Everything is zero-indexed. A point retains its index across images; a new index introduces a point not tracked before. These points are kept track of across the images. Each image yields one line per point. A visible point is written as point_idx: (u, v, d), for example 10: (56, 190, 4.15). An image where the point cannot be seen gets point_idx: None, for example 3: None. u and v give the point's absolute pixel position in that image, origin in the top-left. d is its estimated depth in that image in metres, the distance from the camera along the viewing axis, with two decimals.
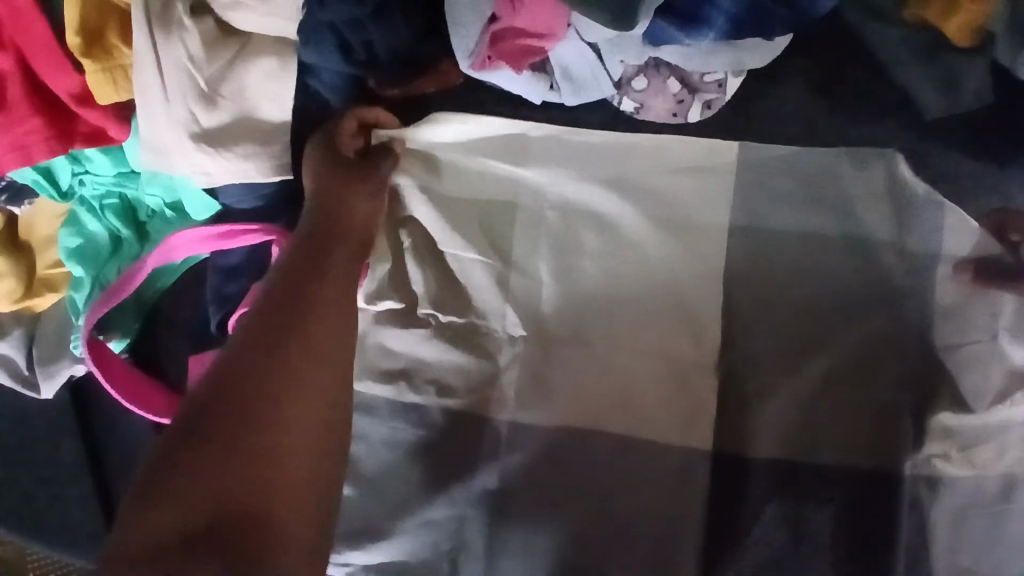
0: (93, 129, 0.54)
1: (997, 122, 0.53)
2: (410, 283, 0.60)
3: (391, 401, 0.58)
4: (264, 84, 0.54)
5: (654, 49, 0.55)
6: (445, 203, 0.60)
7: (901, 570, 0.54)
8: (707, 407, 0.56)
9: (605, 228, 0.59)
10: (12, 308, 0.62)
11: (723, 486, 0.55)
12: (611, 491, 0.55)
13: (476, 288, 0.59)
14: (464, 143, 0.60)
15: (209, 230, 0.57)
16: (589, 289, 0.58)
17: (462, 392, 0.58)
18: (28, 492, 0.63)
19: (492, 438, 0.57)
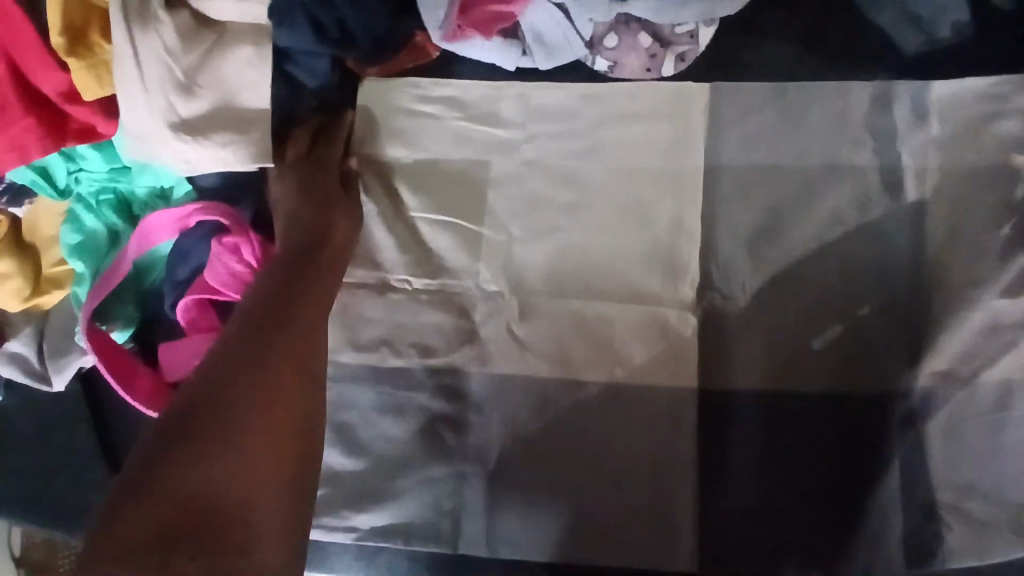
0: (84, 125, 0.56)
1: (952, 57, 0.57)
2: (381, 251, 0.62)
3: (378, 368, 0.60)
4: (241, 73, 0.56)
5: (622, 6, 0.58)
6: (413, 170, 0.63)
7: (911, 504, 0.52)
8: (695, 355, 0.56)
9: (577, 181, 0.60)
10: (21, 307, 0.65)
11: (717, 428, 0.55)
12: (606, 439, 0.56)
13: (446, 251, 0.61)
14: (438, 109, 0.63)
15: (178, 211, 0.59)
16: (569, 245, 0.59)
17: (454, 355, 0.59)
18: (49, 480, 0.65)
19: (488, 396, 0.58)
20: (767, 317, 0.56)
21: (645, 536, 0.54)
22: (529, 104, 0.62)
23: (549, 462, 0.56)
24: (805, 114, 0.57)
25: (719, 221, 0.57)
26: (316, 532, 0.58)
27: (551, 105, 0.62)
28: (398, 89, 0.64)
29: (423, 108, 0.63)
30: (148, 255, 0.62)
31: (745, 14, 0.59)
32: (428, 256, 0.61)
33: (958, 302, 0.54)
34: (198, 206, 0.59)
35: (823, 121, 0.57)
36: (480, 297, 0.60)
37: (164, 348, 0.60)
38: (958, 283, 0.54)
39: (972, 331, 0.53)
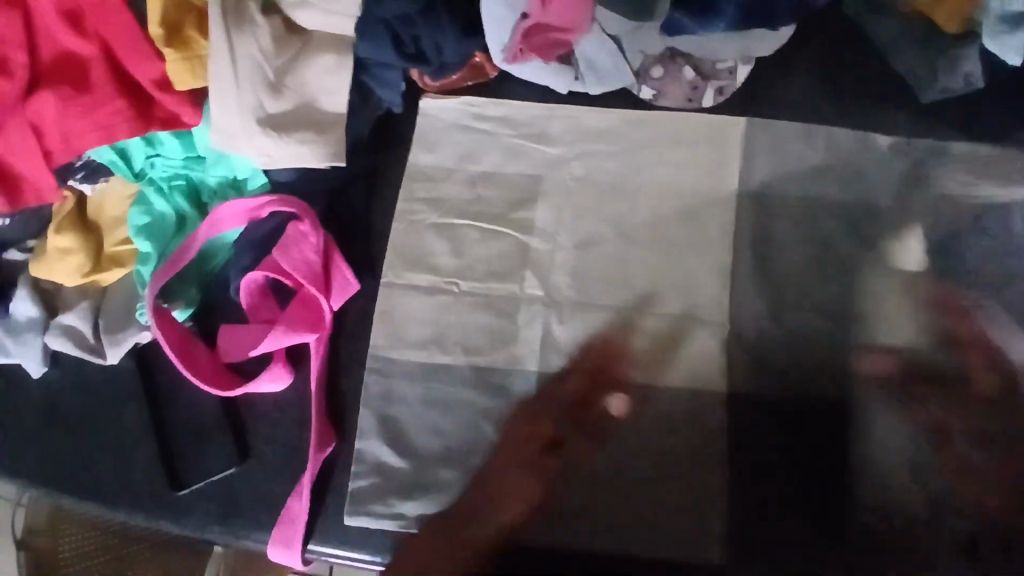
0: (168, 115, 0.59)
1: (958, 107, 0.65)
2: (434, 256, 0.67)
3: (424, 363, 0.64)
4: (322, 78, 0.61)
5: (670, 38, 0.64)
6: (453, 201, 0.69)
7: (934, 518, 0.56)
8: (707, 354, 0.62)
9: (622, 198, 0.66)
10: (80, 282, 0.67)
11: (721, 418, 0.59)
12: (644, 437, 0.60)
13: (499, 257, 0.66)
14: (493, 126, 0.70)
15: (248, 202, 0.63)
16: (612, 255, 0.65)
17: (500, 353, 0.63)
18: (93, 453, 0.67)
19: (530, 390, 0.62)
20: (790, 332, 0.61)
21: (676, 533, 0.57)
22: (577, 126, 0.68)
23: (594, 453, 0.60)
24: (827, 152, 0.65)
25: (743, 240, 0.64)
26: (364, 519, 0.61)
27: (599, 127, 0.68)
28: (454, 106, 0.70)
29: (475, 125, 0.70)
30: (213, 242, 0.66)
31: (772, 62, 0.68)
32: (474, 260, 0.66)
33: (966, 325, 0.60)
34: (273, 199, 0.64)
35: (842, 157, 0.64)
36: (523, 299, 0.65)
37: (225, 330, 0.65)
38: (966, 308, 0.60)
39: (977, 353, 0.59)
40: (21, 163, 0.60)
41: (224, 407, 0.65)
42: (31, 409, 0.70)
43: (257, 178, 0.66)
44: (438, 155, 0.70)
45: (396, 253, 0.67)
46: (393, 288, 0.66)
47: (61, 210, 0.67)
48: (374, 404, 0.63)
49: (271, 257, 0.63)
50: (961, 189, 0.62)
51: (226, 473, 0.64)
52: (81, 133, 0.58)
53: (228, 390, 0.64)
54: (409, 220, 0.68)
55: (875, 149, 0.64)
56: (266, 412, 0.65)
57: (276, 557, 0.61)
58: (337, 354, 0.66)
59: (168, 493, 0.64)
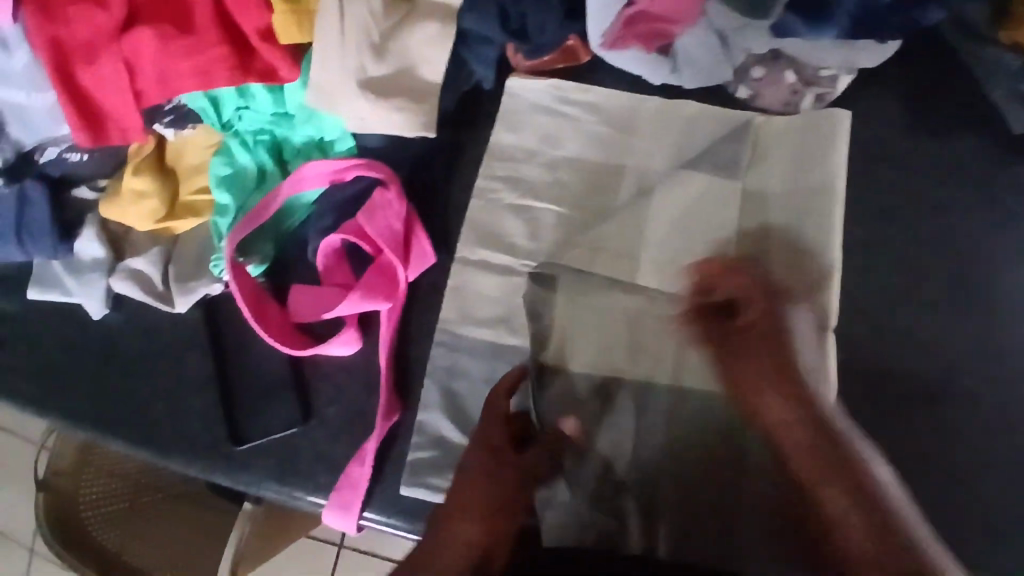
0: (266, 68, 0.58)
1: None
2: (510, 236, 0.66)
3: (493, 343, 0.64)
4: (424, 47, 0.60)
5: (777, 41, 0.64)
6: (534, 182, 0.67)
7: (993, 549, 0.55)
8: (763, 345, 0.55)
9: (718, 193, 0.63)
10: (152, 227, 0.67)
11: (786, 418, 0.52)
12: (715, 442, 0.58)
13: (577, 244, 0.65)
14: (581, 109, 0.69)
15: (333, 164, 0.62)
16: (697, 253, 0.62)
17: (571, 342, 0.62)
18: (151, 399, 0.67)
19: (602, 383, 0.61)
20: (865, 349, 0.61)
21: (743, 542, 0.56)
22: (666, 119, 0.67)
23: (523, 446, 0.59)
24: (910, 174, 0.65)
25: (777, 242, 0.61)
26: (421, 492, 0.61)
27: (695, 121, 0.66)
28: (542, 87, 0.69)
29: (560, 107, 0.69)
30: (292, 201, 0.65)
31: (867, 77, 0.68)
32: (550, 246, 0.65)
33: None
34: (359, 162, 0.63)
35: (919, 183, 0.65)
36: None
37: (296, 289, 0.65)
38: None
39: None
40: (109, 99, 0.59)
41: (290, 365, 0.65)
42: (91, 348, 0.70)
43: (343, 141, 0.65)
44: (520, 137, 0.68)
45: (474, 229, 0.66)
46: (467, 265, 0.66)
47: (140, 152, 0.66)
48: (441, 378, 0.64)
49: (355, 219, 0.63)
50: None
51: (288, 432, 0.64)
52: (181, 76, 0.57)
53: (298, 348, 0.64)
54: (486, 199, 0.67)
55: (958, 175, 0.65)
56: (332, 375, 0.65)
57: (331, 521, 0.61)
58: (407, 323, 0.66)
59: (227, 445, 0.64)
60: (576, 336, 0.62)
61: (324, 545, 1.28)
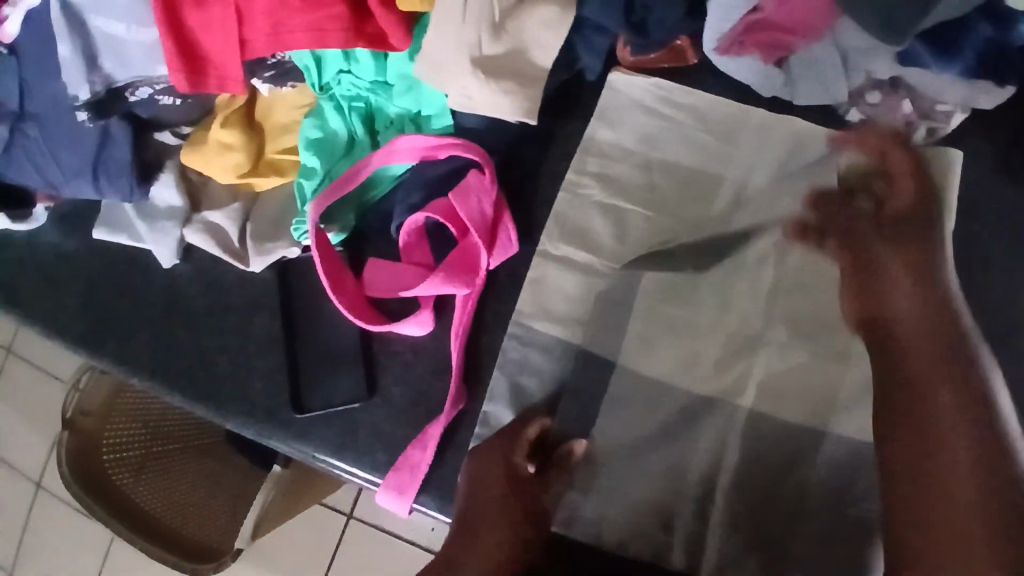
0: (378, 32, 0.56)
1: None
2: (596, 235, 0.64)
3: (567, 342, 0.62)
4: (540, 30, 0.58)
5: (899, 69, 0.62)
6: (626, 182, 0.65)
7: None
8: (944, 334, 0.56)
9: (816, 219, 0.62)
10: (233, 182, 0.65)
11: (946, 399, 0.54)
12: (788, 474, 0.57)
13: (666, 252, 0.63)
14: (681, 112, 0.66)
15: (429, 140, 0.61)
16: (788, 275, 0.61)
17: (648, 351, 0.61)
18: (213, 354, 0.66)
19: (676, 399, 0.60)
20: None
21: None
22: (770, 133, 0.65)
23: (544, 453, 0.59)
24: None
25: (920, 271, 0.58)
26: None
27: (802, 138, 0.64)
28: (646, 84, 0.67)
29: (663, 107, 0.67)
30: (379, 172, 0.63)
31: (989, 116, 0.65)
32: (635, 252, 0.63)
33: None
34: (456, 141, 0.61)
35: None
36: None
37: (373, 264, 0.63)
38: None
39: None
40: (214, 46, 0.57)
41: (359, 338, 0.64)
42: (156, 296, 0.69)
43: (440, 118, 0.63)
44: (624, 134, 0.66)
45: (560, 225, 0.64)
46: (550, 260, 0.64)
47: (231, 104, 0.64)
48: (510, 371, 0.62)
49: (445, 199, 0.61)
50: None
51: (350, 405, 0.63)
52: (292, 29, 0.55)
53: (371, 324, 0.62)
54: (576, 193, 0.65)
55: None
56: (400, 354, 0.64)
57: (384, 501, 0.60)
58: (481, 311, 0.65)
59: (287, 411, 0.63)
60: (652, 348, 0.61)
61: (335, 514, 1.30)
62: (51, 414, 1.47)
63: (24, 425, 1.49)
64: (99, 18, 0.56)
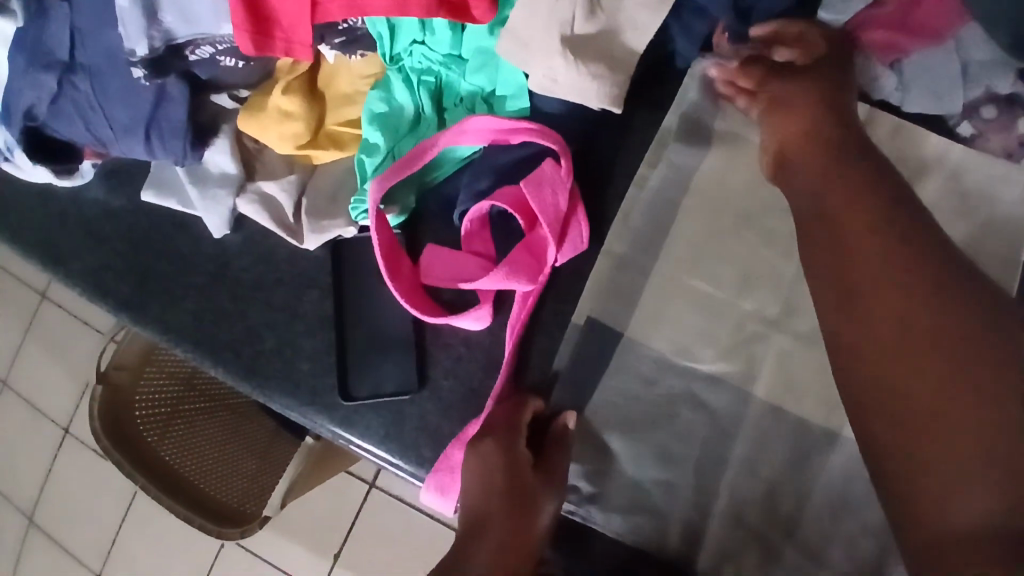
0: (460, 2, 0.51)
1: None
2: (664, 236, 0.60)
3: (628, 348, 0.59)
4: (638, 10, 0.53)
5: (1020, 86, 0.57)
6: (701, 180, 0.60)
7: None
8: (867, 176, 0.49)
9: None
10: (290, 152, 0.62)
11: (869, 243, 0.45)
12: (857, 506, 0.54)
13: (733, 258, 0.59)
14: None
15: (502, 122, 0.56)
16: None
17: (711, 359, 0.58)
18: (258, 329, 0.63)
19: (735, 414, 0.57)
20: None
21: None
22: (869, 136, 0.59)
23: (541, 448, 0.56)
24: None
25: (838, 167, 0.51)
26: None
27: (899, 148, 0.59)
28: None
29: None
30: (444, 153, 0.60)
31: None
32: (700, 251, 0.60)
33: None
34: (531, 125, 0.57)
35: None
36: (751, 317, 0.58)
37: (433, 250, 0.60)
38: None
39: None
40: (284, 6, 0.53)
41: (411, 327, 0.61)
42: (201, 264, 0.66)
43: (516, 99, 0.58)
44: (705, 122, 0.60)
45: (627, 223, 0.60)
46: (614, 260, 0.60)
47: (294, 70, 0.61)
48: (569, 377, 0.59)
49: (513, 187, 0.57)
50: None
51: (399, 396, 0.60)
52: None
53: (427, 314, 0.58)
54: (650, 190, 0.60)
55: None
56: (453, 347, 0.60)
57: (428, 499, 0.57)
58: (541, 312, 0.60)
59: (332, 397, 0.61)
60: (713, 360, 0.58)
61: (357, 481, 1.29)
62: (80, 362, 1.48)
63: (56, 368, 1.50)
64: None
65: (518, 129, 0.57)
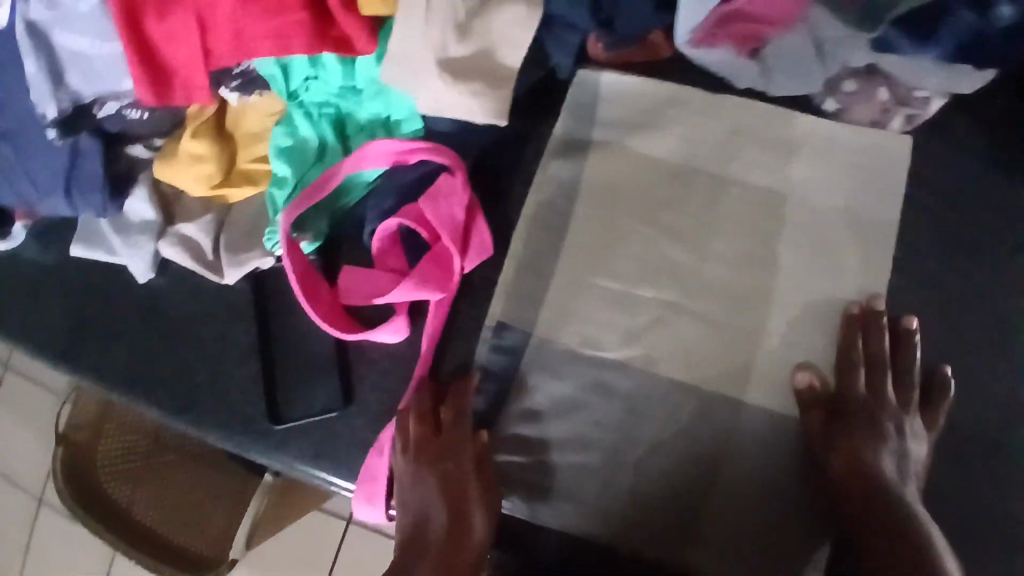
0: (343, 35, 0.55)
1: None
2: (564, 235, 0.63)
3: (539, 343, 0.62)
4: (509, 28, 0.57)
5: (877, 57, 0.60)
6: (593, 179, 0.64)
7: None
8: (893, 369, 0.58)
9: (776, 211, 0.62)
10: (205, 193, 0.65)
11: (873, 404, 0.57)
12: (761, 465, 0.58)
13: (630, 251, 0.63)
14: (647, 105, 0.66)
15: (400, 144, 0.60)
16: (751, 269, 0.61)
17: (616, 345, 0.61)
18: (189, 366, 0.65)
19: (646, 391, 0.60)
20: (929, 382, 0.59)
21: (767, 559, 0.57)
22: (738, 121, 0.64)
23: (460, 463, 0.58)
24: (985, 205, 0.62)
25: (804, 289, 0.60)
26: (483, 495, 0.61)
27: (766, 129, 0.64)
28: (622, 80, 0.66)
29: (636, 100, 0.66)
30: (351, 179, 0.63)
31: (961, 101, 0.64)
32: (601, 247, 0.63)
33: None
34: (426, 145, 0.60)
35: (1000, 217, 0.62)
36: (651, 301, 0.62)
37: (349, 271, 0.62)
38: None
39: None
40: (178, 56, 0.56)
41: (335, 346, 0.63)
42: (130, 310, 0.68)
43: (411, 122, 0.62)
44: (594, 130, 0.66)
45: (527, 225, 0.63)
46: (518, 262, 0.63)
47: (200, 115, 0.63)
48: (489, 376, 0.62)
49: (416, 202, 0.61)
50: None
51: (328, 414, 0.62)
52: (256, 37, 0.54)
53: (346, 332, 0.61)
54: (548, 192, 0.64)
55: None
56: (376, 360, 0.63)
57: (359, 512, 0.60)
58: (457, 316, 0.64)
59: (264, 423, 0.63)
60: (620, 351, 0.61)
61: (334, 520, 1.28)
62: (46, 429, 1.47)
63: (24, 438, 1.49)
64: (64, 33, 0.56)
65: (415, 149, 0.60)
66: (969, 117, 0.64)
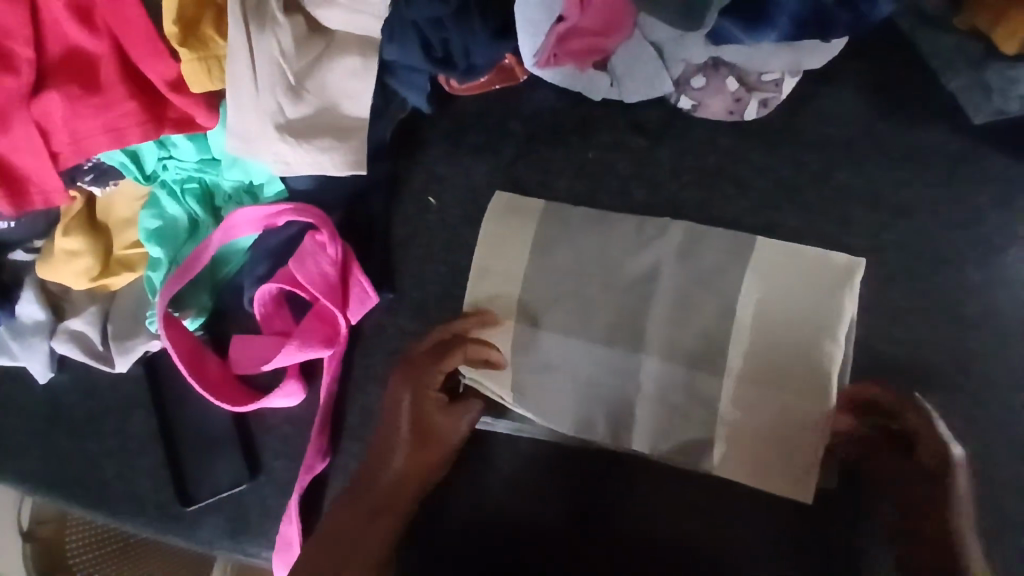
0: (183, 115, 0.56)
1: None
2: (488, 273, 0.63)
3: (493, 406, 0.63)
4: (346, 82, 0.57)
5: (713, 49, 0.59)
6: (504, 238, 0.64)
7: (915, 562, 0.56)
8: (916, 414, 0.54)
9: (688, 265, 0.61)
10: (87, 286, 0.65)
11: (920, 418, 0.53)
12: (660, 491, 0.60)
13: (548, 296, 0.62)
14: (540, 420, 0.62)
15: (265, 209, 0.60)
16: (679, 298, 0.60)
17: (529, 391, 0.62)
18: (98, 460, 0.65)
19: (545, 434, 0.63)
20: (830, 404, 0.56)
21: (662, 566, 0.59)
22: (600, 367, 0.61)
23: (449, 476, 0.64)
24: (861, 173, 0.61)
25: (769, 297, 0.58)
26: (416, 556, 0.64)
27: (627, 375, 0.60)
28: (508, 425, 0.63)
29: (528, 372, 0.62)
30: (227, 248, 0.63)
31: (822, 72, 0.63)
32: (511, 266, 0.63)
33: (994, 367, 0.58)
34: (289, 207, 0.60)
35: (877, 183, 0.61)
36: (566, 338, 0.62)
37: (237, 341, 0.62)
38: (996, 347, 0.58)
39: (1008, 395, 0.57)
40: (26, 162, 0.56)
41: (234, 420, 0.63)
42: (33, 412, 0.68)
43: (272, 184, 0.63)
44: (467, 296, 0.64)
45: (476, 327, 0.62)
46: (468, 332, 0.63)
47: (68, 211, 0.64)
48: (360, 427, 0.63)
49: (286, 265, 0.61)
50: (1007, 215, 0.59)
51: (236, 489, 0.62)
52: (90, 134, 0.54)
53: (239, 405, 0.61)
54: (492, 236, 0.64)
55: (922, 173, 0.61)
56: (279, 428, 0.63)
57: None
58: (354, 367, 0.64)
59: (177, 506, 0.63)
60: (536, 342, 0.62)
61: None
62: None
63: None
64: None
65: (276, 215, 0.60)
66: (832, 89, 0.63)
